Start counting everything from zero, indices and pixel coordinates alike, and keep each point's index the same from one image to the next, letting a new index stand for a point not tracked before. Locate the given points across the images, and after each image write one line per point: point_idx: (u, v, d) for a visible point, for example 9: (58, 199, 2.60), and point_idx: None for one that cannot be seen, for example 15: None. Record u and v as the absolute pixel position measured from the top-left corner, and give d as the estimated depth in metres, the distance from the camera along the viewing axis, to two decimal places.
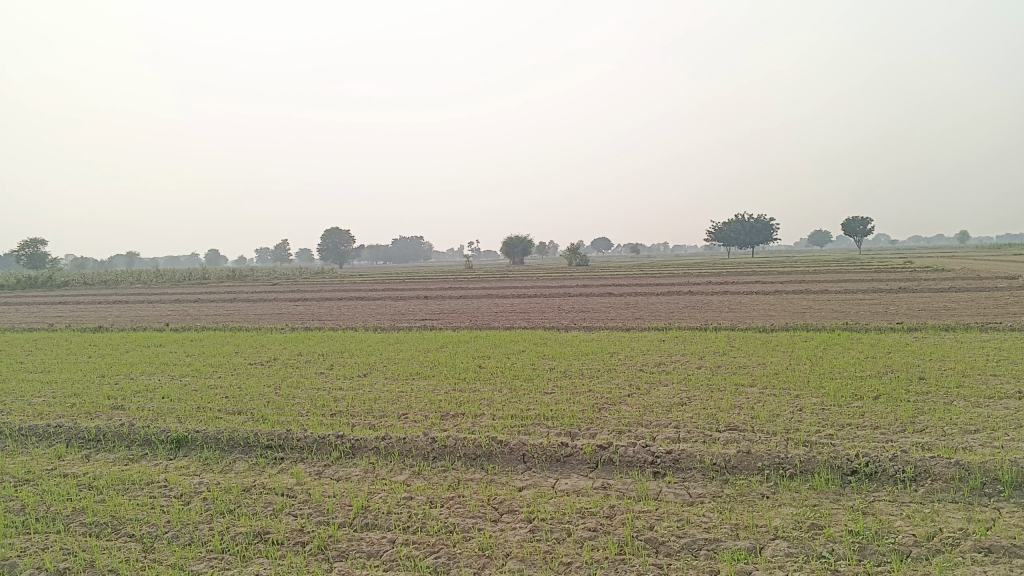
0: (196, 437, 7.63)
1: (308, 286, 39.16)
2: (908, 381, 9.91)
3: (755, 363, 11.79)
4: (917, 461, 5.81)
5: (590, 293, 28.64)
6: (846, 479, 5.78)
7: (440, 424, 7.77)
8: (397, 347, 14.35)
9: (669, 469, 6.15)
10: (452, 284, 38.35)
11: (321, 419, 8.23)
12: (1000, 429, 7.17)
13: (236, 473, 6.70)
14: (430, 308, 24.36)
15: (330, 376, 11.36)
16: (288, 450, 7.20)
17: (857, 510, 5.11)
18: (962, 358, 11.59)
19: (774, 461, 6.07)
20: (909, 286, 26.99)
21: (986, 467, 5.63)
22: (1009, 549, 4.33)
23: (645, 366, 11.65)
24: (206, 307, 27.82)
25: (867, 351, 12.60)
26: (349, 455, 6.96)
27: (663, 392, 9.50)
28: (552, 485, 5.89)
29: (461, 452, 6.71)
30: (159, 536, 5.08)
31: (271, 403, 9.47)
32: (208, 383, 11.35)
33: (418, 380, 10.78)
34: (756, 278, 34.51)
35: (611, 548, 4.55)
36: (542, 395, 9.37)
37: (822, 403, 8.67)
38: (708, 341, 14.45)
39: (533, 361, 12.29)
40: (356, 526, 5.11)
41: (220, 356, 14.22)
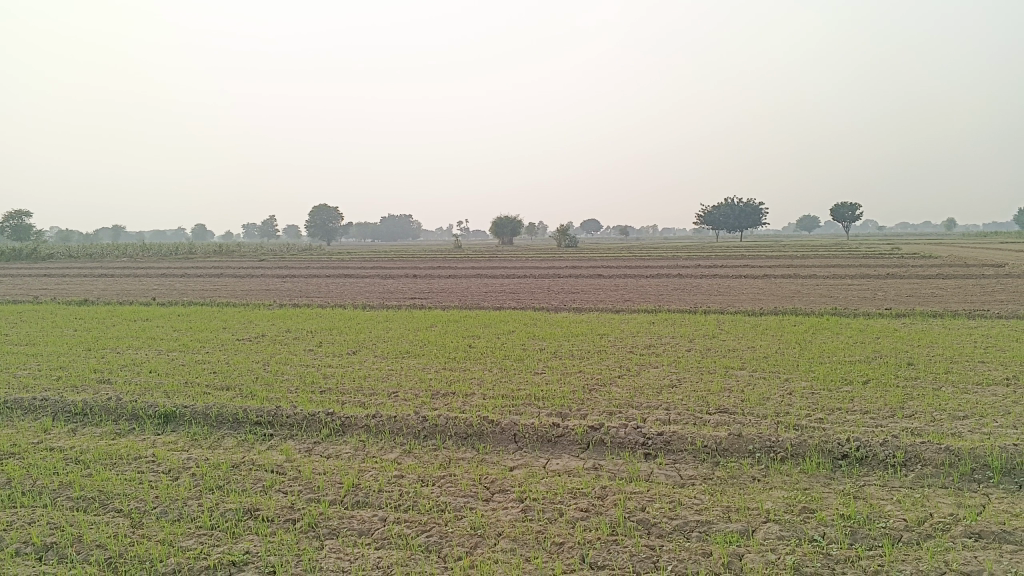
0: (185, 413, 7.56)
1: (296, 262, 38.97)
2: (896, 365, 9.98)
3: (744, 346, 11.82)
4: (906, 446, 5.84)
5: (579, 274, 28.68)
6: (836, 463, 5.80)
7: (430, 402, 7.76)
8: (387, 326, 14.24)
9: (659, 450, 6.15)
10: (441, 262, 38.20)
11: (310, 397, 8.20)
12: (986, 415, 7.24)
13: (225, 447, 6.69)
14: (418, 287, 24.22)
15: (319, 354, 11.31)
16: (277, 427, 7.15)
17: (848, 493, 5.13)
18: (948, 344, 11.68)
19: (764, 443, 6.07)
20: (894, 273, 27.15)
21: (976, 454, 5.64)
22: (997, 534, 4.35)
23: (635, 347, 11.68)
24: (191, 282, 27.42)
25: (855, 336, 12.66)
26: (339, 431, 6.92)
27: (653, 374, 9.51)
28: (542, 463, 5.90)
29: (452, 431, 6.68)
30: (147, 511, 5.04)
31: (259, 379, 9.42)
32: (195, 358, 11.28)
33: (406, 358, 10.77)
34: (741, 262, 34.78)
35: (603, 528, 4.55)
36: (532, 375, 9.38)
37: (812, 386, 8.72)
38: (697, 324, 14.47)
39: (524, 341, 12.27)
40: (347, 504, 5.09)
41: (207, 332, 14.11)
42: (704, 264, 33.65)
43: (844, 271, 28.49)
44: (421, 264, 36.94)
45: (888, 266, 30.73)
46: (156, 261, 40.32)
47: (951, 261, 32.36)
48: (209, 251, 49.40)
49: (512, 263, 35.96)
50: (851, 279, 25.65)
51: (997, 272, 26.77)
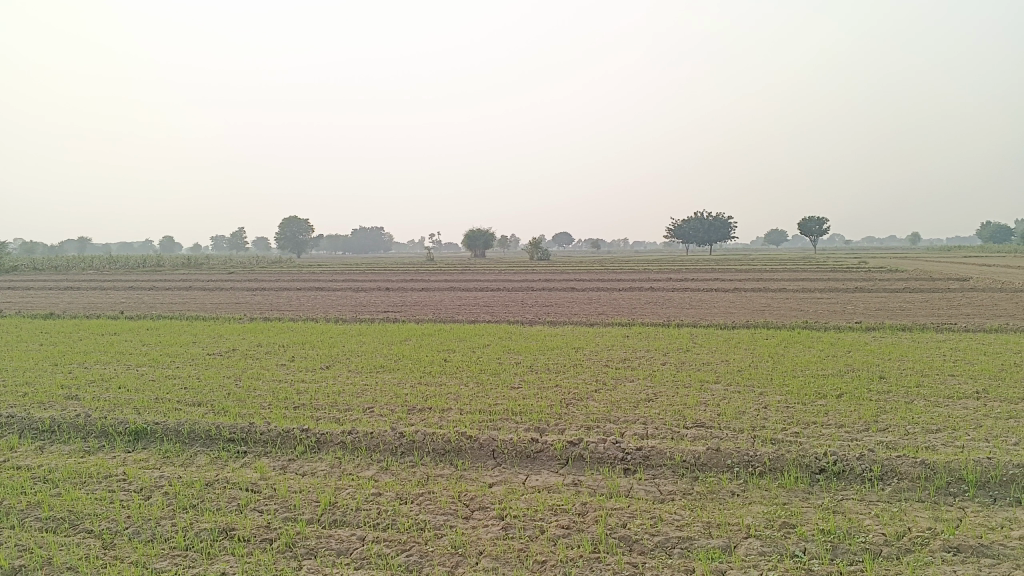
0: (156, 429, 7.43)
1: (267, 275, 38.60)
2: (868, 379, 10.07)
3: (718, 359, 11.88)
4: (883, 459, 5.89)
5: (552, 287, 28.73)
6: (813, 477, 5.83)
7: (406, 417, 7.70)
8: (361, 340, 14.13)
9: (638, 464, 6.14)
10: (413, 274, 38.04)
11: (284, 412, 8.09)
12: (958, 428, 7.33)
13: (198, 464, 6.58)
14: (390, 300, 24.10)
15: (292, 368, 11.17)
16: (251, 443, 7.04)
17: (827, 508, 5.16)
18: (918, 357, 11.82)
19: (742, 458, 6.09)
20: (862, 287, 27.52)
21: (951, 467, 5.70)
22: (975, 548, 4.39)
23: (611, 361, 11.69)
24: (160, 294, 27.04)
25: (827, 350, 12.79)
26: (314, 448, 6.83)
27: (629, 388, 9.52)
28: (522, 480, 5.86)
29: (430, 447, 6.62)
30: (119, 532, 4.92)
31: (232, 395, 9.29)
32: (165, 373, 11.09)
33: (381, 372, 10.68)
34: (712, 275, 35.08)
35: (585, 546, 4.52)
36: (508, 390, 9.34)
37: (786, 399, 8.78)
38: (670, 338, 14.53)
39: (499, 355, 12.22)
40: (324, 523, 5.01)
41: (177, 346, 13.90)
42: (675, 277, 33.85)
43: (814, 285, 28.83)
44: (394, 276, 36.81)
45: (857, 279, 31.14)
46: (123, 274, 39.70)
47: (918, 275, 32.89)
48: (177, 264, 48.78)
49: (485, 276, 35.95)
50: (820, 292, 25.98)
51: (962, 285, 27.23)
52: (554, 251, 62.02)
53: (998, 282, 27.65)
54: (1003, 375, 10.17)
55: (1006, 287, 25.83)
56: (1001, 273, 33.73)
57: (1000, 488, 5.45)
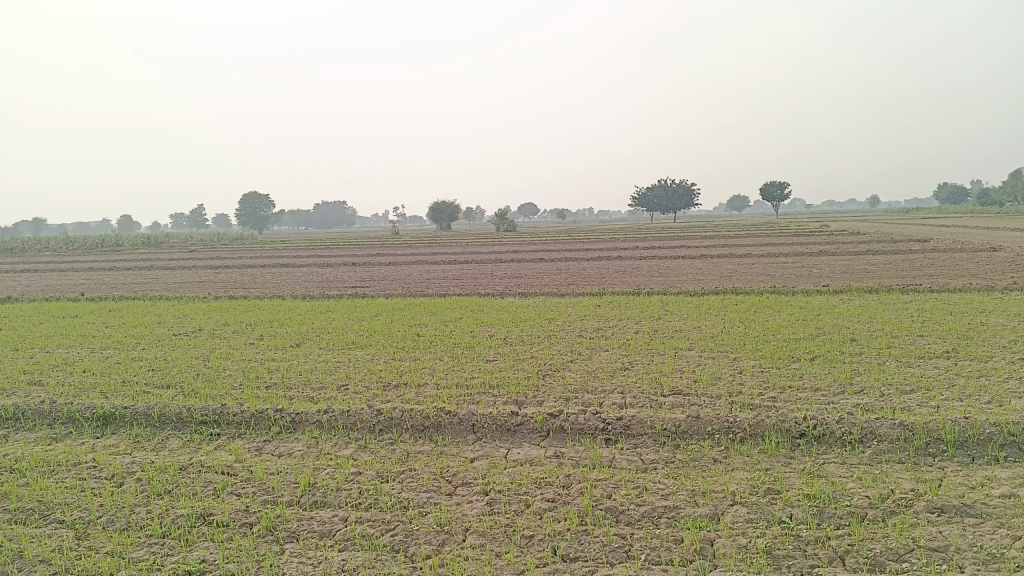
0: (125, 414, 7.23)
1: (229, 252, 37.97)
2: (839, 341, 10.16)
3: (691, 326, 11.88)
4: (862, 422, 5.91)
5: (520, 258, 28.65)
6: (794, 442, 5.84)
7: (382, 394, 7.59)
8: (330, 316, 13.93)
9: (620, 435, 6.10)
10: (380, 249, 37.75)
11: (255, 393, 7.92)
12: (931, 388, 7.41)
13: (170, 448, 6.42)
14: (357, 275, 23.83)
15: (262, 347, 10.98)
16: (224, 425, 6.89)
17: (809, 472, 5.19)
18: (886, 319, 11.97)
19: (723, 424, 6.07)
20: (828, 250, 27.79)
21: (929, 428, 5.75)
22: (958, 508, 4.43)
23: (584, 330, 11.68)
24: (121, 275, 26.46)
25: (796, 313, 12.88)
26: (288, 429, 6.70)
27: (605, 357, 9.49)
28: (503, 453, 5.80)
29: (408, 423, 6.53)
30: (92, 521, 4.78)
31: (201, 376, 9.09)
32: (131, 356, 10.82)
33: (353, 349, 10.55)
34: (677, 242, 35.26)
35: (572, 519, 4.47)
36: (484, 363, 9.26)
37: (761, 364, 8.81)
38: (642, 306, 14.54)
39: (472, 328, 12.12)
40: (304, 505, 4.90)
41: (141, 327, 13.58)
42: (643, 245, 33.96)
43: (780, 250, 29.09)
44: (358, 251, 36.46)
45: (822, 243, 31.44)
46: (80, 254, 38.75)
47: (882, 237, 33.30)
48: (136, 243, 47.72)
49: (451, 249, 35.74)
50: (786, 257, 26.21)
51: (923, 247, 27.65)
52: (509, 218, 62.33)
53: (959, 242, 28.13)
54: (969, 334, 10.32)
55: (966, 247, 26.31)
56: (961, 233, 34.31)
57: (977, 447, 5.53)
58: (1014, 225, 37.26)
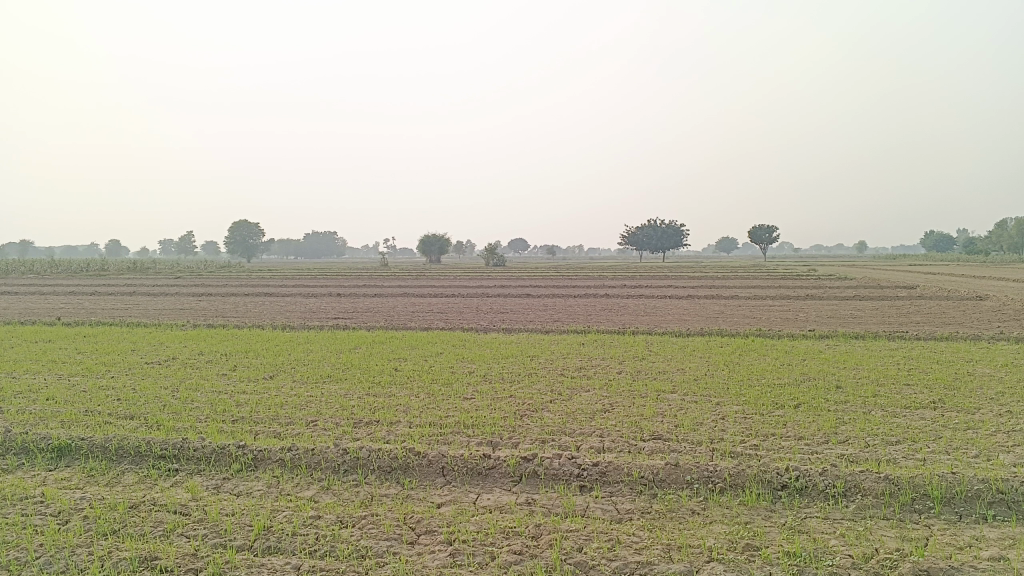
0: (81, 446, 6.93)
1: (213, 280, 37.59)
2: (825, 388, 9.97)
3: (674, 368, 11.67)
4: (846, 475, 5.69)
5: (507, 293, 28.52)
6: (775, 493, 5.61)
7: (352, 432, 7.33)
8: (308, 348, 13.66)
9: (595, 481, 5.85)
10: (366, 281, 37.50)
11: (221, 427, 7.63)
12: (917, 440, 7.22)
13: (125, 484, 6.13)
14: (341, 306, 23.52)
15: (234, 379, 10.68)
16: (183, 461, 6.60)
17: (791, 528, 4.98)
18: (872, 366, 11.80)
19: (702, 473, 5.83)
20: (814, 295, 27.73)
21: (915, 482, 5.53)
22: (944, 571, 4.20)
23: (566, 370, 11.45)
24: (101, 300, 26.05)
25: (781, 358, 12.69)
26: (251, 466, 6.42)
27: (584, 398, 9.23)
28: (473, 499, 5.55)
29: (375, 464, 6.27)
30: (28, 562, 4.49)
31: (167, 407, 8.79)
32: (98, 384, 10.50)
33: (327, 383, 10.28)
34: (665, 282, 35.21)
35: (539, 574, 4.22)
36: (461, 401, 9.01)
37: (744, 410, 8.60)
38: (626, 345, 14.33)
39: (452, 364, 11.89)
40: (256, 550, 4.63)
41: (113, 354, 13.26)
42: (630, 284, 33.80)
43: (767, 293, 29.03)
44: (344, 281, 36.15)
45: (809, 287, 31.37)
46: (63, 278, 38.31)
47: (869, 282, 33.33)
48: (121, 268, 47.27)
49: (438, 282, 35.55)
50: (772, 300, 26.13)
51: (909, 294, 27.66)
52: (497, 253, 62.27)
53: (946, 290, 28.13)
54: (957, 384, 10.15)
55: (953, 295, 26.29)
56: (948, 281, 34.35)
57: (965, 504, 5.32)
58: (999, 275, 37.58)
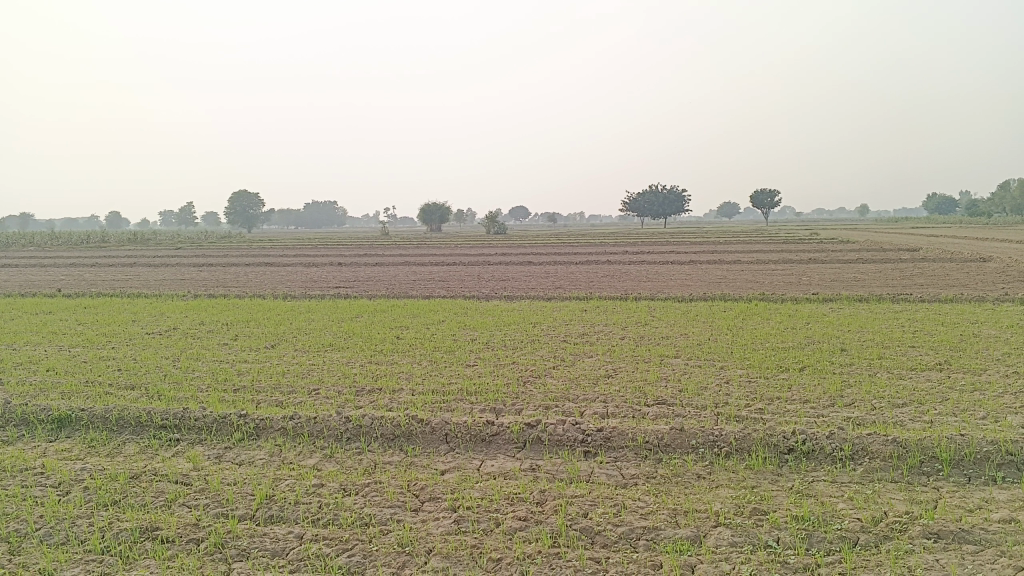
0: (81, 416, 6.88)
1: (214, 250, 37.48)
2: (830, 351, 9.89)
3: (677, 333, 11.59)
4: (853, 438, 5.63)
5: (509, 261, 28.41)
6: (782, 457, 5.55)
7: (354, 399, 7.27)
8: (309, 317, 13.58)
9: (600, 447, 5.79)
10: (366, 249, 37.40)
11: (222, 396, 7.58)
12: (924, 402, 7.16)
13: (126, 454, 6.09)
14: (342, 275, 23.41)
15: (235, 348, 10.62)
16: (184, 430, 6.55)
17: (798, 491, 4.93)
18: (877, 328, 11.72)
19: (708, 438, 5.77)
20: (818, 259, 27.59)
21: (924, 445, 5.47)
22: (955, 533, 4.15)
23: (569, 336, 11.39)
24: (102, 272, 25.97)
25: (785, 322, 12.62)
26: (252, 435, 6.36)
27: (588, 364, 9.16)
28: (476, 466, 5.49)
29: (378, 432, 6.21)
30: (29, 534, 4.45)
31: (168, 377, 8.74)
32: (99, 355, 10.44)
33: (329, 351, 10.22)
34: (667, 248, 35.10)
35: (544, 540, 4.17)
36: (463, 368, 8.95)
37: (748, 374, 8.53)
38: (629, 311, 14.25)
39: (454, 331, 11.82)
40: (258, 519, 4.58)
41: (114, 325, 13.20)
42: (632, 250, 33.69)
43: (770, 257, 28.95)
44: (345, 250, 36.08)
45: (812, 251, 31.23)
46: (64, 250, 38.22)
47: (872, 245, 33.19)
48: (121, 240, 47.08)
49: (438, 250, 35.45)
50: (775, 264, 26.01)
51: (912, 257, 27.55)
52: (498, 221, 62.01)
53: (950, 253, 28.01)
54: (962, 346, 10.07)
55: (958, 257, 26.16)
56: (952, 243, 34.22)
57: (974, 466, 5.26)
58: (1002, 237, 37.41)
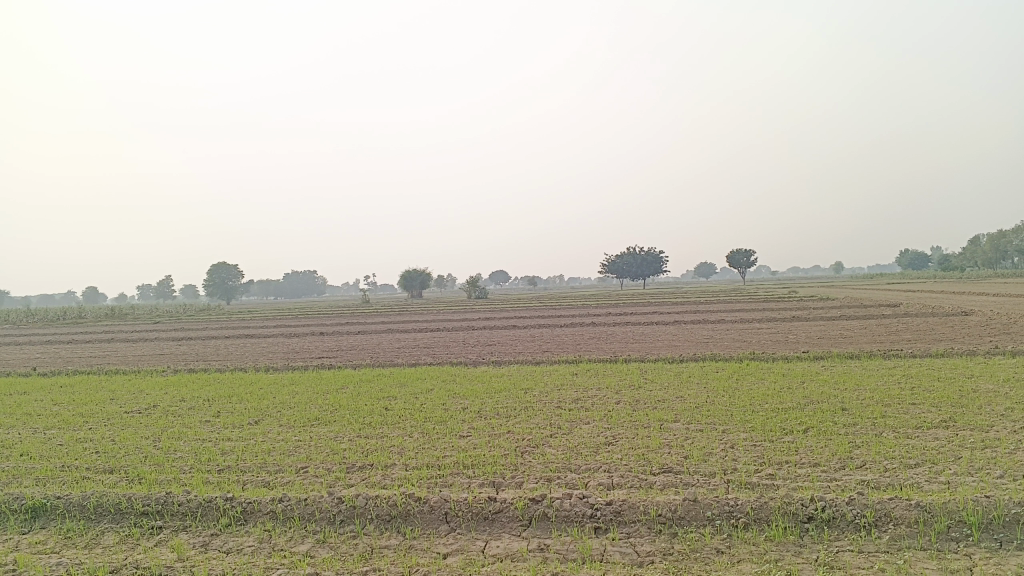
0: (56, 505, 6.48)
1: (193, 324, 36.90)
2: (831, 411, 9.66)
3: (673, 396, 11.32)
4: (875, 503, 5.38)
5: (493, 326, 28.27)
6: (802, 527, 5.28)
7: (345, 477, 6.94)
8: (293, 390, 13.20)
9: (610, 522, 5.48)
10: (348, 318, 37.06)
11: (206, 478, 7.20)
12: (937, 462, 6.93)
13: (105, 545, 5.71)
14: (325, 345, 23.03)
15: (217, 426, 10.21)
16: (167, 517, 6.18)
17: (823, 563, 4.67)
18: (874, 386, 11.54)
19: (724, 509, 5.49)
20: (801, 316, 27.63)
21: (949, 508, 5.23)
22: None
23: (562, 401, 11.10)
24: (78, 349, 25.39)
25: (780, 381, 12.41)
26: (240, 520, 6.00)
27: (586, 432, 8.86)
28: (481, 547, 5.17)
29: (373, 513, 5.87)
30: None
31: (148, 459, 8.33)
32: (75, 437, 9.98)
33: (316, 426, 9.85)
34: (650, 309, 35.05)
35: None
36: (457, 440, 8.60)
37: (753, 437, 8.25)
38: (621, 374, 14.01)
39: (444, 401, 11.48)
40: None
41: (91, 404, 12.74)
42: (616, 312, 33.66)
43: (754, 316, 28.95)
44: (327, 320, 35.69)
45: (795, 309, 31.29)
46: (37, 328, 37.50)
47: (853, 302, 33.32)
48: (98, 316, 46.43)
49: (421, 317, 35.19)
50: (759, 323, 26.00)
51: (894, 311, 27.69)
52: (478, 285, 61.89)
53: (931, 307, 28.15)
54: (964, 402, 9.89)
55: (939, 311, 26.27)
56: (932, 297, 34.38)
57: (1004, 530, 5.01)
58: (979, 290, 37.75)
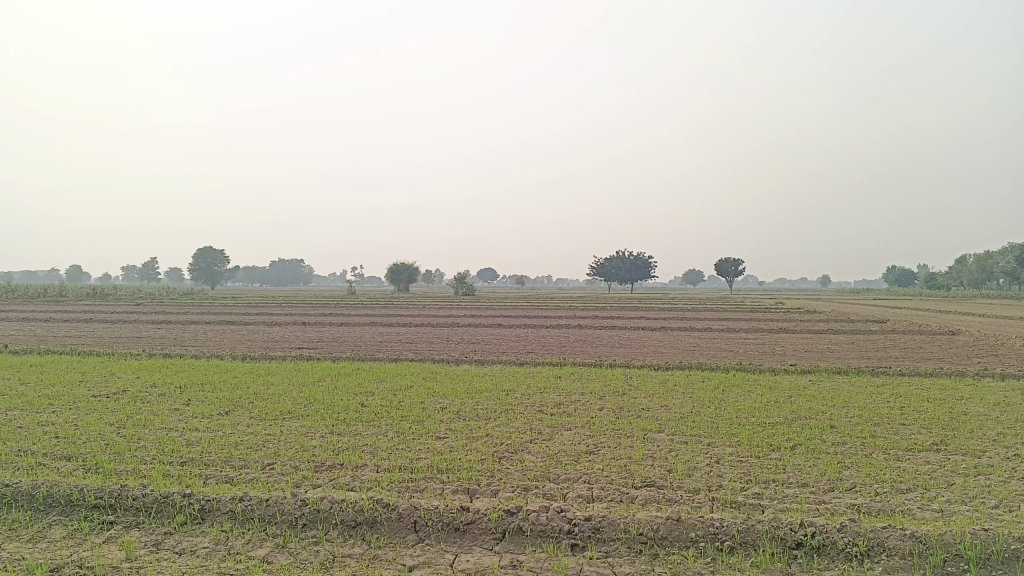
0: (4, 493, 6.11)
1: (174, 308, 36.33)
2: (819, 428, 9.39)
3: (658, 405, 11.01)
4: (868, 531, 5.09)
5: (478, 323, 27.93)
6: (790, 553, 4.99)
7: (312, 477, 6.61)
8: (268, 381, 12.82)
9: (588, 540, 5.19)
10: (332, 309, 36.58)
11: (167, 471, 6.84)
12: (931, 488, 6.65)
13: (51, 540, 5.36)
14: (307, 336, 22.60)
15: (186, 415, 9.83)
16: (120, 511, 5.83)
17: None
18: (863, 404, 11.28)
19: (708, 530, 5.19)
20: (788, 328, 27.38)
21: (945, 541, 4.96)
22: None
23: (544, 406, 10.77)
24: (55, 327, 24.85)
25: (767, 394, 12.13)
26: (197, 519, 5.65)
27: (567, 438, 8.56)
28: (449, 561, 4.86)
29: (339, 518, 5.54)
30: None
31: (109, 447, 7.95)
32: (37, 420, 9.58)
33: (288, 420, 9.50)
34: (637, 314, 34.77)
35: None
36: (433, 441, 8.27)
37: (739, 453, 7.96)
38: (605, 380, 13.69)
39: (422, 399, 11.14)
40: None
41: (59, 386, 12.30)
42: (602, 315, 33.33)
43: (741, 325, 28.69)
44: (310, 310, 35.24)
45: (783, 320, 31.08)
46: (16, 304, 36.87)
47: (841, 316, 33.14)
48: (79, 294, 45.80)
49: (406, 311, 34.78)
50: (746, 333, 25.77)
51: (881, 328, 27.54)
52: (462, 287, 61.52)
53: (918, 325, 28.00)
54: (954, 425, 9.64)
55: (926, 329, 26.11)
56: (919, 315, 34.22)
57: (1002, 567, 4.74)
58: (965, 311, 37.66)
